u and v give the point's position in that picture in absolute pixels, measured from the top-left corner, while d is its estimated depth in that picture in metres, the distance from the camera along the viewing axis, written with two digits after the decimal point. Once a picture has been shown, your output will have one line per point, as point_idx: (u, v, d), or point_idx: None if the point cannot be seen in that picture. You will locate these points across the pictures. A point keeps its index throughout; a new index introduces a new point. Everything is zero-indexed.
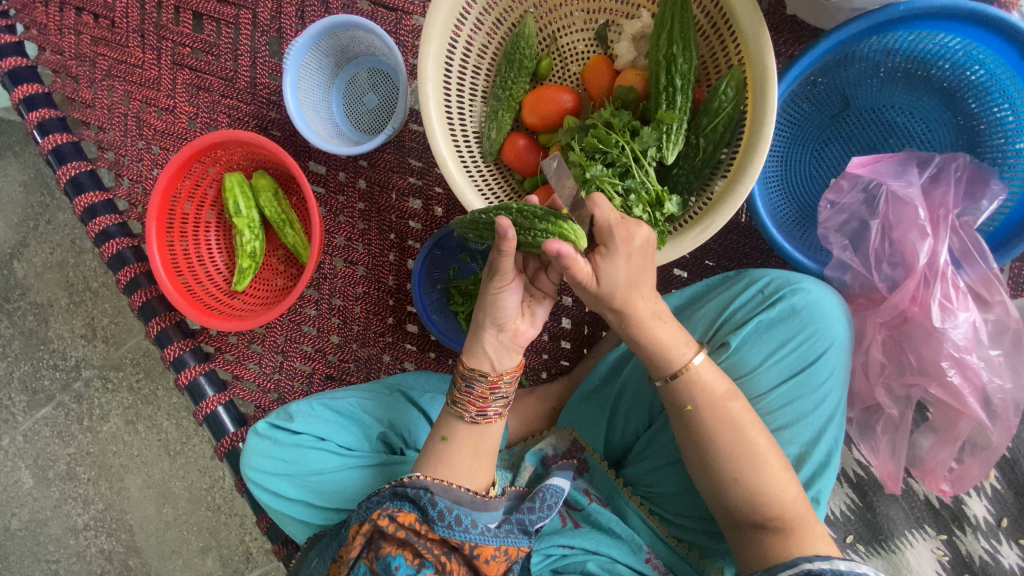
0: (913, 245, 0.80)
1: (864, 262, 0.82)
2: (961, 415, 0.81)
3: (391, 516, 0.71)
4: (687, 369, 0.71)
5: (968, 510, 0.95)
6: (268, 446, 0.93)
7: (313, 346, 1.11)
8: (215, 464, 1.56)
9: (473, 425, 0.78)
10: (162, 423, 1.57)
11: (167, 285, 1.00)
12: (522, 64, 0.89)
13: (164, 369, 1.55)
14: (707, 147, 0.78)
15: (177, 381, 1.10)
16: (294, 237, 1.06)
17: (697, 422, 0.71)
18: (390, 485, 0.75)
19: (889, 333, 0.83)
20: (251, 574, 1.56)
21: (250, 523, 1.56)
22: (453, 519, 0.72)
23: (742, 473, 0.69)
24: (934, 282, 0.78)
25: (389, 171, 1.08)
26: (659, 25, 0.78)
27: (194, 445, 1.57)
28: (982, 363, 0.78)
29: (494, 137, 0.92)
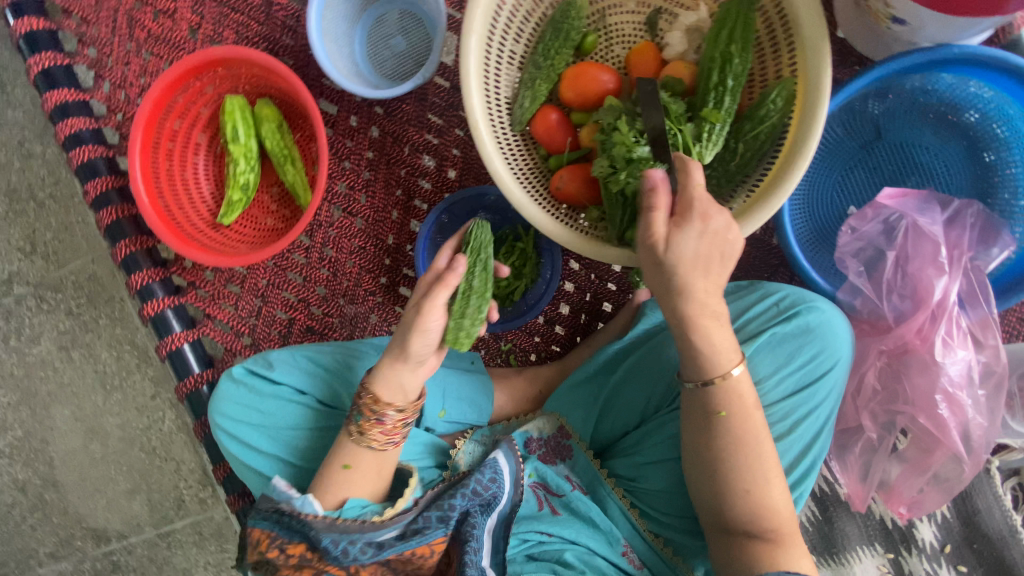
0: (928, 279, 0.83)
1: (876, 289, 0.85)
2: (940, 445, 0.84)
3: (280, 548, 0.75)
4: (724, 378, 0.71)
5: (918, 534, 0.99)
6: (245, 394, 0.87)
7: (297, 296, 1.07)
8: (155, 405, 1.45)
9: (381, 451, 0.80)
10: (100, 353, 1.44)
11: (145, 205, 0.92)
12: (568, 34, 0.86)
13: (110, 297, 1.41)
14: (745, 152, 0.78)
15: (142, 312, 1.03)
16: (293, 176, 0.98)
17: (720, 431, 0.72)
18: (276, 508, 0.76)
19: (887, 361, 0.86)
20: (181, 522, 1.48)
21: (185, 470, 1.46)
22: (340, 551, 0.75)
23: (753, 486, 0.71)
24: (940, 319, 0.81)
25: (406, 123, 1.02)
26: (721, 20, 0.75)
27: (133, 381, 1.44)
28: (970, 401, 0.82)
29: (527, 106, 0.88)
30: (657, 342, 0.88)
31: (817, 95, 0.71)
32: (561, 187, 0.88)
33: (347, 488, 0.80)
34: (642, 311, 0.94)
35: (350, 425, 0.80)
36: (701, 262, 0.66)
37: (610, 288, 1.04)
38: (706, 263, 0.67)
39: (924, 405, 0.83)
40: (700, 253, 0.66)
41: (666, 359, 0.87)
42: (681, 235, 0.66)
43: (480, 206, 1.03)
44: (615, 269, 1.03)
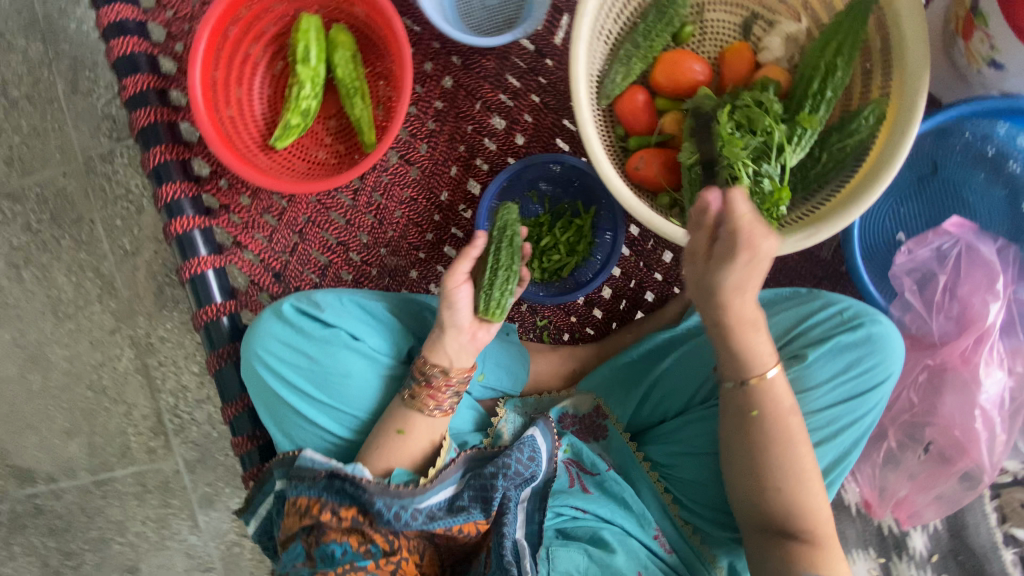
0: (980, 305, 0.86)
1: (926, 304, 0.89)
2: (964, 455, 0.89)
3: (333, 511, 0.76)
4: (762, 379, 0.74)
5: (910, 541, 1.01)
6: (290, 332, 0.81)
7: (336, 238, 1.02)
8: (111, 341, 1.57)
9: (431, 418, 0.80)
10: (57, 278, 1.55)
11: (201, 111, 0.85)
12: (672, 19, 0.88)
13: (75, 220, 1.53)
14: (827, 162, 0.82)
15: (166, 228, 0.94)
16: (361, 111, 0.92)
17: (755, 430, 0.75)
18: (325, 475, 0.77)
19: (928, 375, 0.90)
20: (124, 468, 1.62)
21: (135, 415, 1.60)
22: (392, 514, 0.74)
23: (785, 485, 0.74)
24: (985, 342, 0.86)
25: (482, 79, 0.99)
26: (831, 31, 0.78)
27: (91, 312, 1.56)
28: (1001, 420, 0.87)
29: (617, 82, 0.89)
30: None
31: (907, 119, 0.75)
32: (639, 169, 0.89)
33: (400, 454, 0.79)
34: None
35: (403, 388, 0.80)
36: (744, 286, 0.69)
37: (656, 279, 1.06)
38: (747, 287, 0.69)
39: (952, 422, 0.88)
40: (745, 278, 0.68)
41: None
42: (728, 268, 0.67)
43: (542, 175, 1.01)
44: (665, 260, 1.05)
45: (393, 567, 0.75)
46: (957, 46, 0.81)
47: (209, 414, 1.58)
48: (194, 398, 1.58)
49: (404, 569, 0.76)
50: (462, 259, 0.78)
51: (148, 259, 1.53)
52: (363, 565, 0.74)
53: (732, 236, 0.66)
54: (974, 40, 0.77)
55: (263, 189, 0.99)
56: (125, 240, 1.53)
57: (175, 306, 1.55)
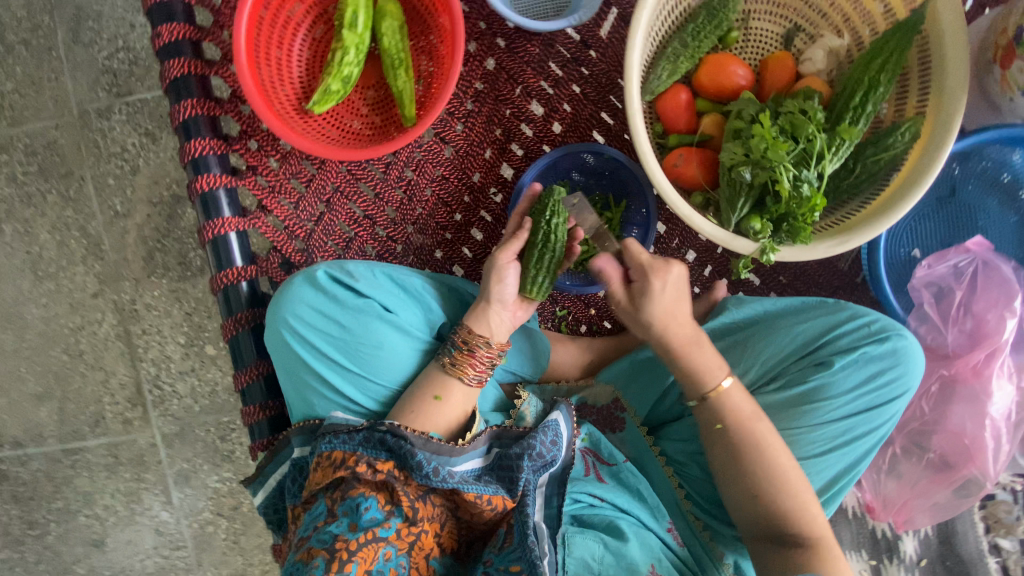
0: (996, 321, 0.90)
1: (943, 317, 0.93)
2: (969, 462, 0.93)
3: (369, 463, 0.77)
4: (717, 390, 0.83)
5: (902, 546, 1.05)
6: (322, 301, 0.82)
7: (364, 211, 1.00)
8: (94, 305, 1.51)
9: (468, 386, 0.84)
10: (40, 234, 1.49)
11: (243, 67, 0.82)
12: (722, 22, 0.89)
13: (68, 177, 1.46)
14: (861, 174, 0.85)
15: (190, 185, 0.92)
16: (403, 83, 0.91)
17: (723, 441, 0.82)
18: (365, 429, 0.80)
19: (940, 386, 0.93)
20: (97, 438, 1.54)
21: (113, 383, 1.53)
22: (431, 469, 0.76)
23: (762, 491, 0.80)
24: (998, 355, 0.89)
25: (525, 64, 0.98)
26: (876, 50, 0.82)
27: (73, 274, 1.50)
28: (1005, 430, 0.91)
29: (663, 79, 0.90)
30: (742, 337, 0.89)
31: (942, 137, 0.79)
32: (677, 167, 0.91)
33: (434, 420, 0.82)
34: (725, 305, 0.93)
35: (443, 355, 0.84)
36: (668, 313, 0.85)
37: None
38: (671, 314, 0.85)
39: (960, 431, 0.92)
40: (666, 306, 0.84)
41: (749, 357, 0.87)
42: (647, 301, 0.84)
43: (575, 166, 1.01)
44: (687, 259, 1.05)
45: (412, 539, 0.77)
46: (993, 74, 0.82)
47: (192, 387, 1.52)
48: (177, 369, 1.52)
49: (423, 542, 0.78)
50: (512, 238, 0.84)
51: (139, 222, 1.47)
52: (384, 535, 0.75)
53: (640, 274, 0.85)
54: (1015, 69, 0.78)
55: (293, 155, 0.96)
56: (116, 200, 1.47)
57: (164, 273, 1.49)
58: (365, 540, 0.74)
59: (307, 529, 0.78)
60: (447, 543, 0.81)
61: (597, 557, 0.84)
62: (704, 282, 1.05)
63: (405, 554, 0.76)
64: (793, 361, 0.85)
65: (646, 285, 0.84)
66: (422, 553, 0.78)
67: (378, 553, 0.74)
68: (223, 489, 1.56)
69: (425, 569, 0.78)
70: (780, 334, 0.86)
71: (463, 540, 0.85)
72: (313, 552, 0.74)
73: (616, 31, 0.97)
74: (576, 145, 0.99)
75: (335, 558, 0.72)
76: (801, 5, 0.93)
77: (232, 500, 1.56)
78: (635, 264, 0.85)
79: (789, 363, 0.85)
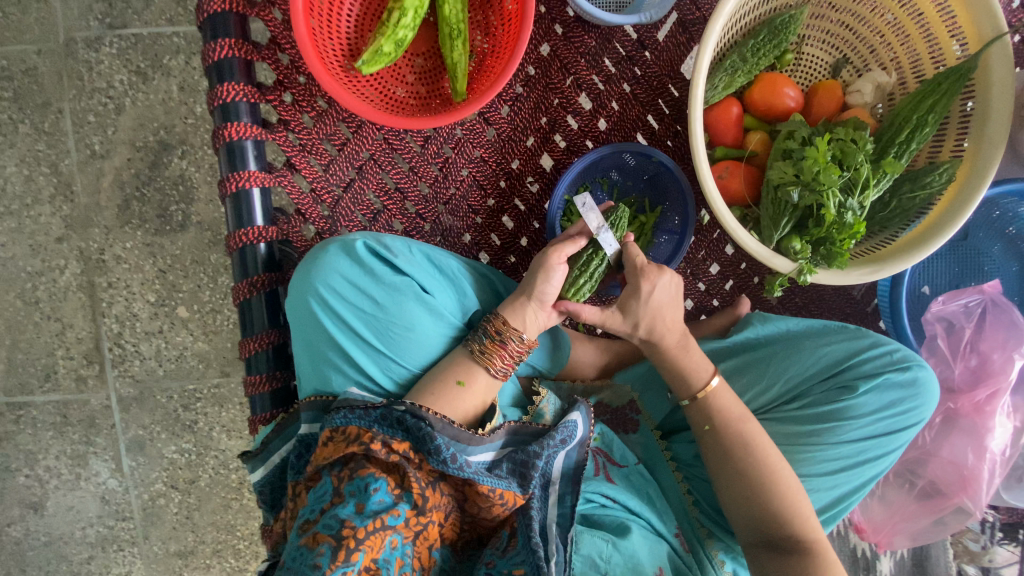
0: (1000, 360, 0.98)
1: (952, 350, 1.00)
2: (961, 491, 0.99)
3: (384, 442, 0.73)
4: (705, 389, 0.85)
5: (878, 565, 1.18)
6: (357, 273, 0.80)
7: (396, 184, 0.96)
8: (59, 250, 1.38)
9: (493, 378, 0.82)
10: (5, 166, 1.34)
11: (298, 15, 0.77)
12: (784, 41, 0.89)
13: (45, 107, 1.33)
14: (895, 209, 0.88)
15: (215, 132, 0.86)
16: (458, 56, 0.86)
17: (711, 442, 0.84)
18: (383, 406, 0.76)
19: (942, 419, 1.01)
20: (48, 394, 1.41)
21: (71, 337, 1.40)
22: (449, 455, 0.73)
23: (753, 492, 0.80)
24: (1002, 394, 0.97)
25: (579, 55, 0.96)
26: (927, 91, 0.85)
27: (40, 214, 1.36)
28: (997, 464, 0.98)
29: (719, 90, 0.90)
30: (766, 353, 0.93)
31: (976, 183, 0.84)
32: (722, 178, 0.91)
33: (453, 406, 0.78)
34: (749, 320, 0.97)
35: (473, 341, 0.82)
36: (657, 313, 0.85)
37: (698, 288, 1.06)
38: (660, 314, 0.85)
39: (957, 461, 0.99)
40: (654, 306, 0.85)
41: (773, 372, 0.91)
42: (637, 301, 0.84)
43: (615, 165, 1.01)
44: (710, 272, 1.06)
45: (419, 528, 0.73)
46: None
47: (158, 349, 1.41)
48: (143, 329, 1.40)
49: (428, 532, 0.74)
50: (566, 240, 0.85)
51: (118, 165, 1.35)
52: (392, 523, 0.70)
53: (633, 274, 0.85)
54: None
55: (329, 115, 0.91)
56: (95, 139, 1.34)
57: (139, 225, 1.37)
58: (372, 527, 0.68)
59: (311, 511, 0.72)
60: (448, 535, 0.78)
61: (603, 555, 0.82)
62: (723, 295, 1.07)
63: (410, 542, 0.72)
64: (817, 382, 0.90)
65: (638, 286, 0.84)
66: (426, 543, 0.74)
67: (385, 541, 0.69)
68: (180, 461, 1.44)
69: (427, 560, 0.74)
70: (805, 354, 0.90)
71: (462, 534, 0.81)
72: (317, 538, 0.68)
73: (674, 36, 0.97)
74: (619, 145, 0.96)
75: (342, 545, 0.66)
76: (853, 37, 0.95)
77: (189, 473, 1.45)
78: (630, 264, 0.85)
79: (812, 383, 0.90)
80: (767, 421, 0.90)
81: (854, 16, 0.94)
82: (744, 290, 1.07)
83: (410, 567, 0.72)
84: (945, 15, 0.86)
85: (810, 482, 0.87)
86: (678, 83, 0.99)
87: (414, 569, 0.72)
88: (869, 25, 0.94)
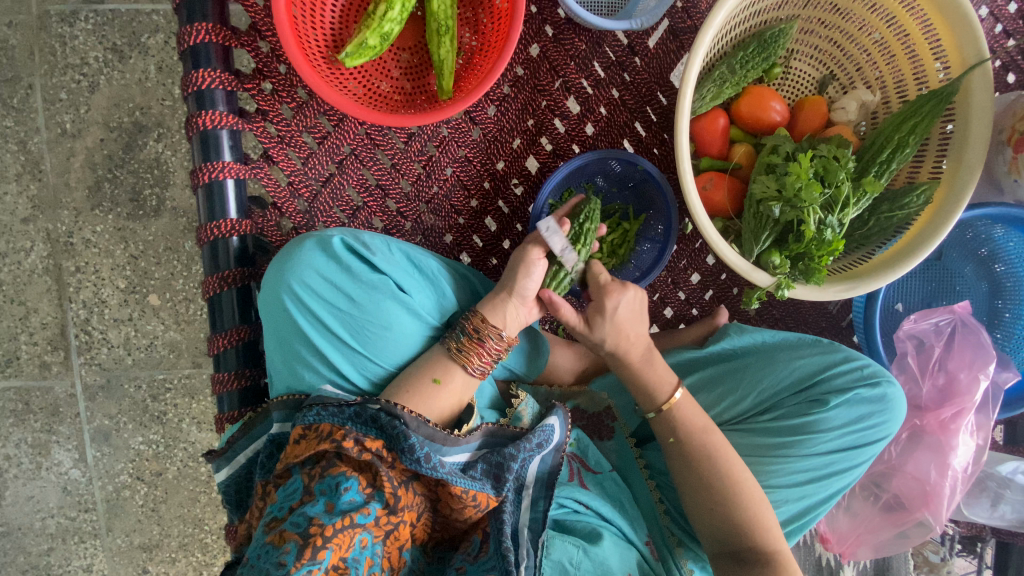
0: (967, 381, 1.00)
1: (921, 367, 1.03)
2: (923, 506, 1.01)
3: (357, 439, 0.70)
4: (669, 402, 0.85)
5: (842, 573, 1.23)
6: (333, 269, 0.78)
7: (377, 180, 0.94)
8: (25, 231, 1.32)
9: (470, 377, 0.80)
10: None
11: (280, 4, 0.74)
12: (772, 55, 0.89)
13: (14, 81, 1.27)
14: (873, 227, 0.89)
15: (189, 120, 0.83)
16: (446, 54, 0.84)
17: (676, 454, 0.84)
18: (357, 403, 0.74)
19: (908, 434, 1.04)
20: (9, 380, 1.36)
21: (35, 322, 1.35)
22: (422, 455, 0.70)
23: (717, 504, 0.81)
24: (965, 413, 0.99)
25: (569, 58, 0.95)
26: (910, 112, 0.86)
27: (6, 192, 1.30)
28: (959, 480, 1.01)
29: (706, 102, 0.90)
30: (740, 365, 0.94)
31: (951, 206, 0.85)
32: (706, 190, 0.91)
33: (429, 404, 0.77)
34: (726, 331, 0.98)
35: (450, 339, 0.80)
36: (621, 330, 0.85)
37: (678, 297, 1.07)
38: (623, 331, 0.86)
39: (920, 476, 1.02)
40: (616, 325, 0.85)
41: (746, 384, 0.92)
42: (600, 320, 0.85)
43: (601, 171, 1.00)
44: (691, 281, 1.07)
45: (389, 527, 0.71)
46: (1003, 155, 0.94)
47: (127, 337, 1.36)
48: (111, 316, 1.35)
49: (399, 532, 0.72)
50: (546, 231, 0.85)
51: (89, 146, 1.30)
52: (362, 522, 0.68)
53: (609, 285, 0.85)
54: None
55: (310, 106, 0.89)
56: (66, 117, 1.29)
57: (111, 208, 1.32)
58: (341, 525, 0.66)
59: (280, 509, 0.69)
60: (419, 535, 0.76)
61: (573, 561, 0.82)
62: (702, 305, 1.08)
63: (380, 542, 0.70)
64: (789, 394, 0.91)
65: (601, 304, 0.85)
66: (396, 543, 0.72)
67: (353, 540, 0.67)
68: (147, 453, 1.40)
69: (396, 560, 0.72)
70: (778, 367, 0.91)
71: (434, 534, 0.80)
72: (284, 536, 0.66)
73: (664, 44, 0.96)
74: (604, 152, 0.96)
75: (309, 543, 0.64)
76: (840, 54, 0.96)
77: (156, 465, 1.41)
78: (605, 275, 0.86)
79: (784, 396, 0.91)
80: (738, 432, 0.91)
81: (842, 33, 0.94)
82: (723, 300, 1.08)
83: (379, 567, 0.70)
84: (931, 37, 0.87)
85: (779, 493, 0.88)
86: (667, 91, 0.98)
87: (383, 569, 0.70)
88: (856, 43, 0.95)
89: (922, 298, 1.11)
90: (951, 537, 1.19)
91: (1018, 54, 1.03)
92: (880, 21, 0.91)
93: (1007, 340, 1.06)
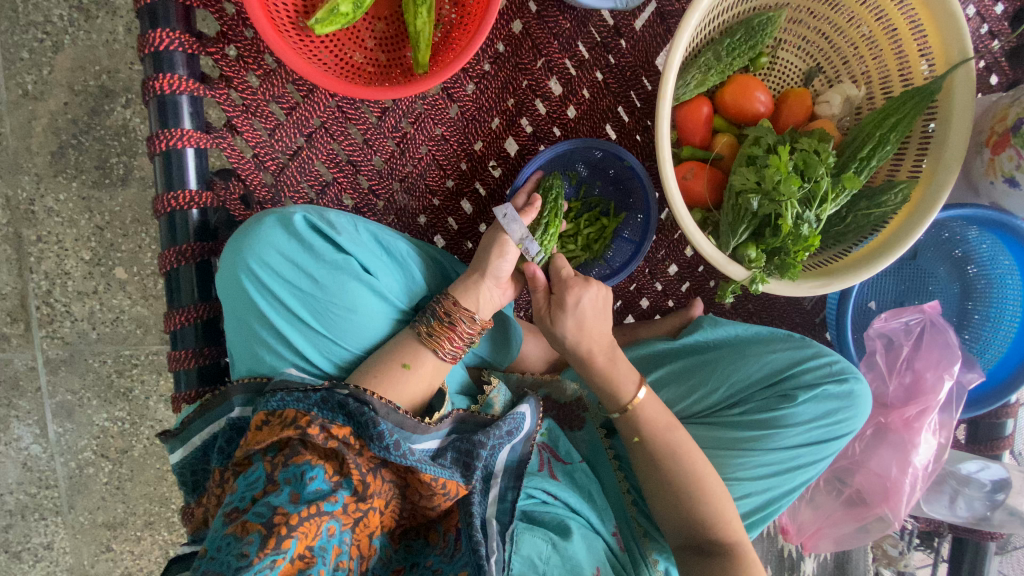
0: (929, 382, 1.01)
1: (888, 365, 1.05)
2: (883, 502, 1.03)
3: (323, 426, 0.67)
4: (632, 402, 0.83)
5: (803, 566, 1.30)
6: (296, 249, 0.74)
7: (348, 156, 0.90)
8: None
9: (441, 362, 0.78)
10: None
11: None
12: (758, 44, 0.87)
13: None
14: (851, 224, 0.88)
15: (146, 83, 0.79)
16: (423, 25, 0.80)
17: (641, 452, 0.83)
18: (324, 389, 0.71)
19: (873, 431, 1.05)
20: None
21: None
22: (392, 442, 0.68)
23: (681, 501, 0.81)
24: (929, 414, 1.01)
25: (553, 37, 0.92)
26: (894, 109, 0.84)
27: None
28: (919, 479, 1.03)
29: (690, 88, 0.87)
30: (713, 357, 0.94)
31: (928, 206, 0.85)
32: (686, 179, 0.90)
33: (399, 388, 0.74)
34: (699, 323, 0.99)
35: (420, 323, 0.78)
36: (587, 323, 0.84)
37: (655, 288, 1.06)
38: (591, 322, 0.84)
39: (882, 473, 1.03)
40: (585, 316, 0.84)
41: (717, 377, 0.92)
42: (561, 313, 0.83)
43: (583, 159, 0.97)
44: (668, 273, 1.06)
45: (359, 515, 0.68)
46: (981, 157, 0.93)
47: (92, 311, 1.31)
48: (75, 289, 1.30)
49: (369, 519, 0.69)
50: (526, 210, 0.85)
51: (53, 109, 1.23)
52: (329, 510, 0.65)
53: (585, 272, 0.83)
54: (1004, 156, 0.89)
55: (277, 75, 0.85)
56: (27, 78, 1.21)
57: (75, 175, 1.26)
58: (307, 514, 0.63)
59: (241, 499, 0.66)
60: (387, 522, 0.73)
61: (543, 556, 0.80)
62: (678, 297, 1.08)
63: (349, 530, 0.67)
64: (759, 388, 0.91)
65: (564, 297, 0.83)
66: (366, 530, 0.69)
67: (321, 528, 0.64)
68: (112, 429, 1.36)
69: (367, 549, 0.70)
70: (750, 360, 0.91)
71: (401, 522, 0.77)
72: (246, 527, 0.62)
73: (651, 26, 0.94)
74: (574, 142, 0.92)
75: (273, 533, 0.61)
76: (828, 46, 0.94)
77: (122, 443, 1.37)
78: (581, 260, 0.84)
79: (754, 391, 0.91)
80: (706, 426, 0.91)
81: (831, 24, 0.93)
82: (699, 293, 1.08)
83: (348, 556, 0.67)
84: (917, 34, 0.86)
85: (744, 486, 0.88)
86: (651, 76, 0.96)
87: (352, 558, 0.67)
88: (845, 36, 0.93)
89: (894, 297, 1.12)
90: (910, 531, 1.23)
91: (1001, 56, 1.03)
92: (869, 14, 0.90)
93: (973, 341, 1.09)
